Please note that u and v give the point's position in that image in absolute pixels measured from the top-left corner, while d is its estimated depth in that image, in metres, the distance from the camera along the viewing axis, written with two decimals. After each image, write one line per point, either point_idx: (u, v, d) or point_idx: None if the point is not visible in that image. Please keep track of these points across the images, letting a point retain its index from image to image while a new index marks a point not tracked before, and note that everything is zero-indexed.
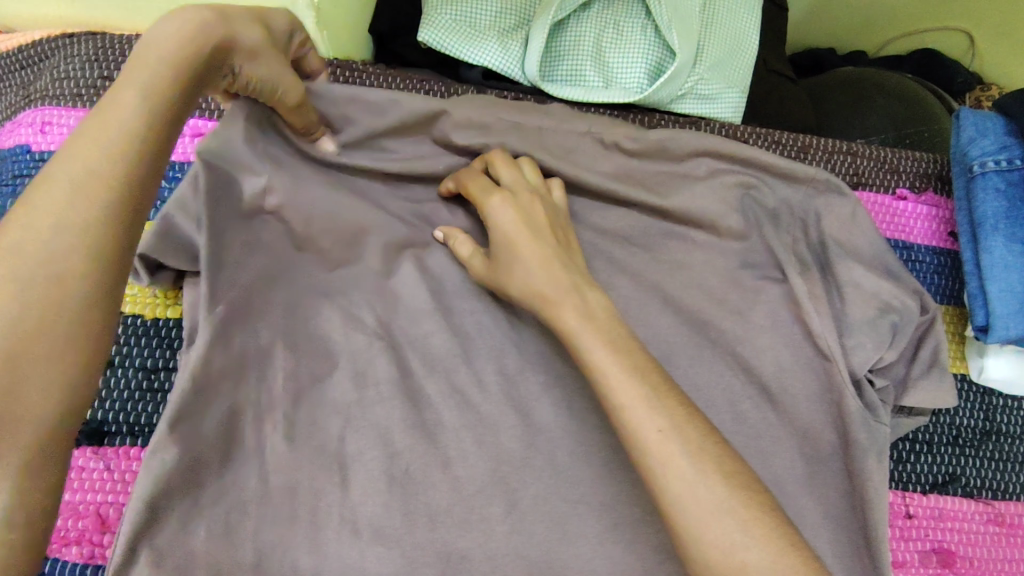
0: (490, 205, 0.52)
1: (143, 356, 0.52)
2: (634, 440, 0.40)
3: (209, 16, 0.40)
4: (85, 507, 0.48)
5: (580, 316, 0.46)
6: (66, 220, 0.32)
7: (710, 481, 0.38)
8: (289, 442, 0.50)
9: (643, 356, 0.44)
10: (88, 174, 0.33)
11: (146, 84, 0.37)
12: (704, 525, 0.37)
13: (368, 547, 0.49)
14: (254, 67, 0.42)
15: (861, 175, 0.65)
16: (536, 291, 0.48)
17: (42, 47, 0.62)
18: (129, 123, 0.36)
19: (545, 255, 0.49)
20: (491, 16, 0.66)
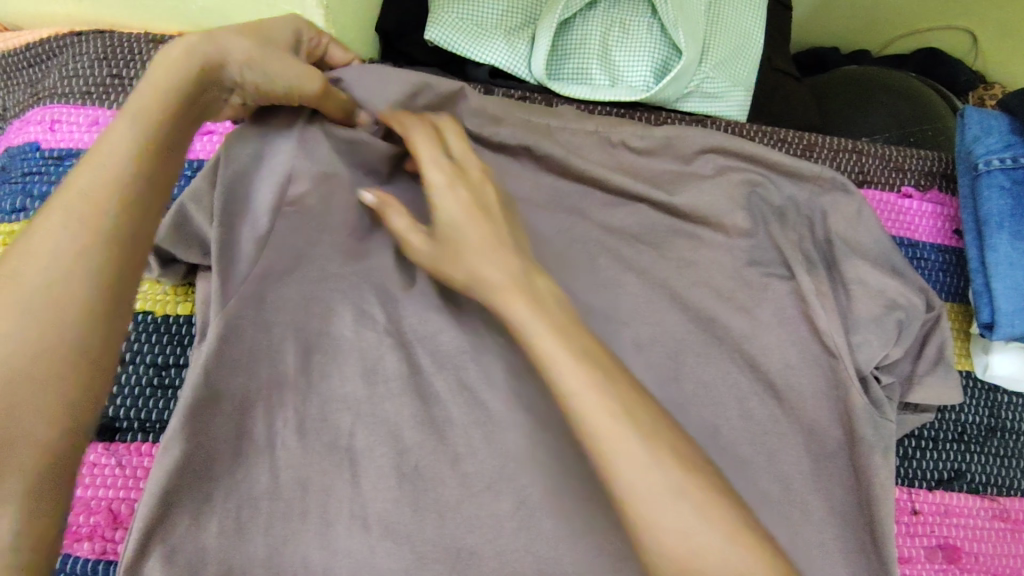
0: (438, 181, 0.50)
1: (154, 353, 0.52)
2: (588, 426, 0.41)
3: (193, 45, 0.44)
4: (97, 502, 0.49)
5: (533, 306, 0.46)
6: (66, 243, 0.36)
7: (665, 466, 0.39)
8: (300, 438, 0.50)
9: (591, 340, 0.46)
10: (86, 204, 0.38)
11: (136, 116, 0.41)
12: (656, 509, 0.38)
13: (378, 542, 0.49)
14: (249, 71, 0.45)
15: (867, 173, 0.66)
16: (487, 279, 0.48)
17: (49, 44, 0.62)
18: (122, 155, 0.40)
19: (494, 243, 0.49)
20: (498, 15, 0.67)
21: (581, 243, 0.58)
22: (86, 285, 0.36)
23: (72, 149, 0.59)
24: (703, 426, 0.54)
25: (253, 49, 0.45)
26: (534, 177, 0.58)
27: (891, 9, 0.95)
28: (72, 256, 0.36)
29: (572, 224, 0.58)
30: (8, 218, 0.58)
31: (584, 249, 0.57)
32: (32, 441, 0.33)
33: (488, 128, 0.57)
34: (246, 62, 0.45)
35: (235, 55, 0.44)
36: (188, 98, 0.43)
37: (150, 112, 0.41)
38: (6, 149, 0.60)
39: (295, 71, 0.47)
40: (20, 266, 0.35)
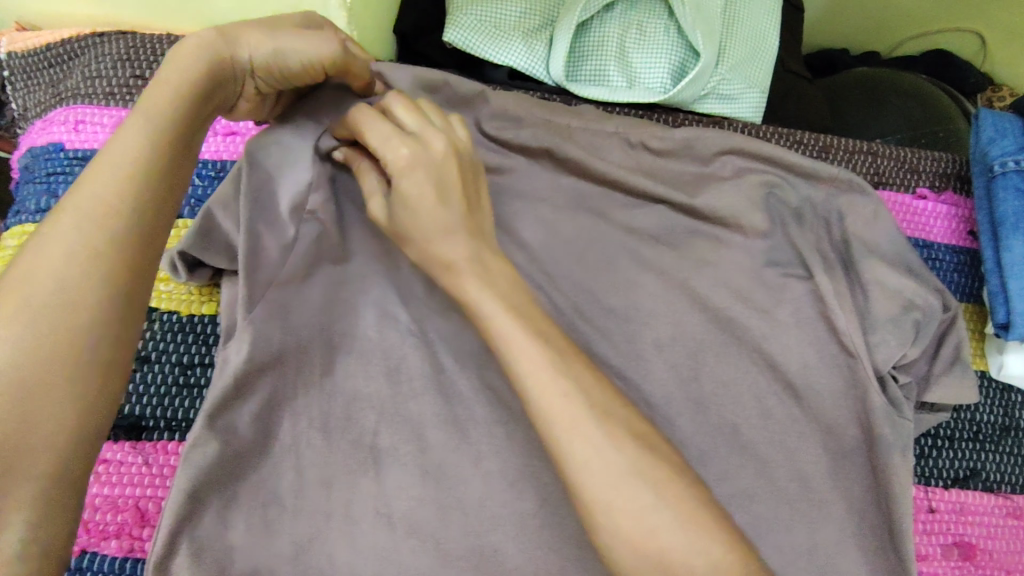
0: (396, 157, 0.46)
1: (179, 352, 0.52)
2: (541, 406, 0.40)
3: (206, 41, 0.42)
4: (125, 500, 0.49)
5: (481, 280, 0.46)
6: (75, 249, 0.34)
7: (622, 448, 0.39)
8: (325, 437, 0.50)
9: (548, 324, 0.45)
10: (96, 203, 0.35)
11: (149, 115, 0.39)
12: (608, 489, 0.38)
13: (403, 540, 0.49)
14: (260, 54, 0.43)
15: (882, 175, 0.66)
16: (441, 258, 0.47)
17: (69, 45, 0.62)
18: (135, 153, 0.37)
19: (453, 225, 0.47)
20: (516, 17, 0.67)
21: (600, 242, 0.58)
22: (97, 293, 0.34)
23: (96, 149, 0.60)
24: (723, 424, 0.55)
25: (268, 39, 0.43)
26: (554, 179, 0.59)
27: (902, 9, 0.96)
28: (83, 259, 0.34)
29: (592, 225, 0.59)
30: (32, 217, 0.59)
31: (604, 249, 0.58)
32: (43, 458, 0.30)
33: (508, 130, 0.58)
34: (260, 50, 0.43)
35: (248, 48, 0.43)
36: (203, 92, 0.41)
37: (164, 109, 0.39)
38: (29, 148, 0.61)
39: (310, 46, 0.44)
40: (24, 272, 0.33)
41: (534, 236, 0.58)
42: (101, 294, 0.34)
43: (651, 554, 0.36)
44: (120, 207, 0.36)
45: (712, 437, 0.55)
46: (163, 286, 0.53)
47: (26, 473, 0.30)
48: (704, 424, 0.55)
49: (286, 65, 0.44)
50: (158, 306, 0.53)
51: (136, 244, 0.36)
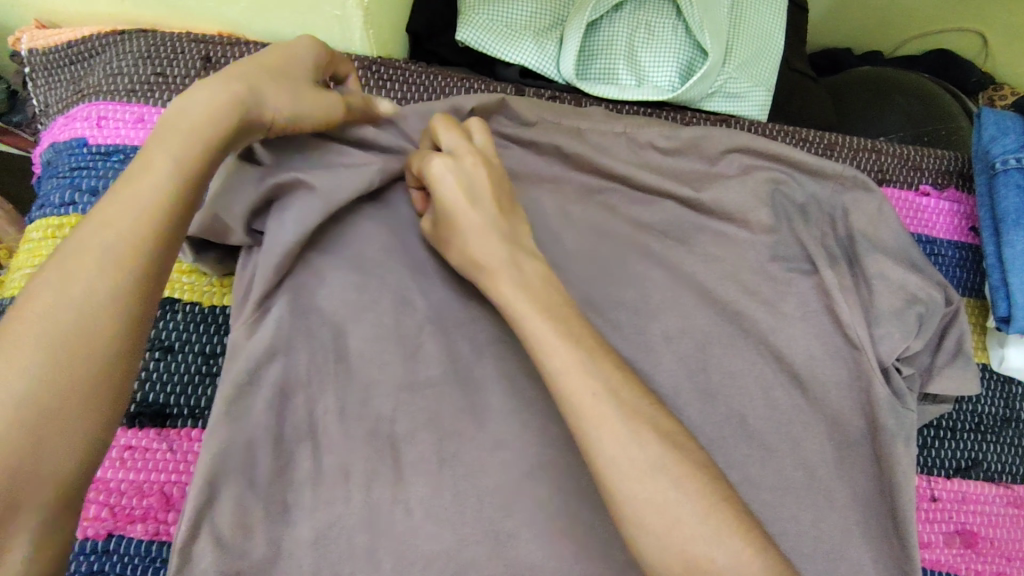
0: (431, 168, 0.50)
1: (202, 342, 0.54)
2: (573, 404, 0.42)
3: (236, 83, 0.44)
4: (151, 485, 0.50)
5: (517, 287, 0.47)
6: (94, 280, 0.36)
7: (644, 441, 0.40)
8: (344, 426, 0.52)
9: (579, 324, 0.46)
10: (122, 240, 0.37)
11: (174, 154, 0.41)
12: (634, 486, 0.39)
13: (420, 525, 0.51)
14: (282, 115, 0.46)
15: (886, 172, 0.67)
16: (476, 263, 0.49)
17: (90, 43, 0.63)
18: (158, 193, 0.39)
19: (484, 228, 0.49)
20: (527, 16, 0.68)
21: (611, 238, 0.60)
22: (113, 331, 0.36)
23: (119, 145, 0.61)
24: (730, 414, 0.56)
25: (289, 97, 0.46)
26: (565, 176, 0.61)
27: (902, 11, 0.97)
28: (104, 293, 0.36)
29: (603, 220, 0.60)
30: (56, 210, 0.60)
31: (615, 245, 0.59)
32: (51, 481, 0.33)
33: (523, 132, 0.61)
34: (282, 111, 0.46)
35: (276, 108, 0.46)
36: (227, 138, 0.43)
37: (187, 151, 0.41)
38: (52, 145, 0.62)
39: (321, 109, 0.49)
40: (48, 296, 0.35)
41: (547, 230, 0.59)
42: (119, 327, 0.36)
43: (671, 544, 0.38)
44: (140, 242, 0.38)
45: (721, 426, 0.56)
46: (185, 278, 0.55)
47: (37, 491, 0.32)
48: (712, 414, 0.56)
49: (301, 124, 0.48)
50: (179, 297, 0.54)
51: (149, 284, 0.38)
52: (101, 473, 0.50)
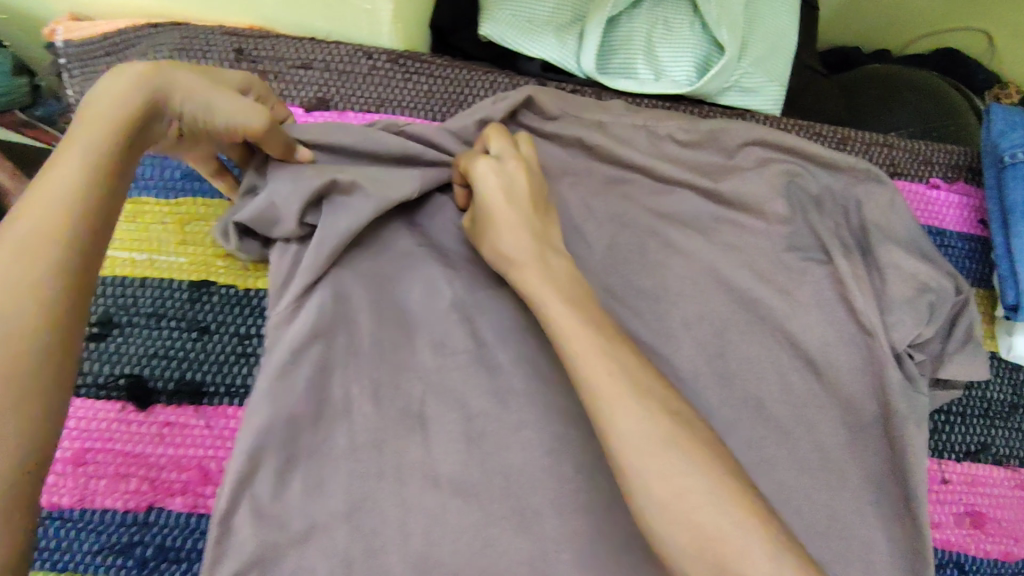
0: (476, 166, 0.52)
1: (238, 323, 0.55)
2: (588, 380, 0.44)
3: (138, 79, 0.45)
4: (189, 460, 0.52)
5: (545, 278, 0.49)
6: (16, 277, 0.35)
7: (656, 415, 0.42)
8: (376, 405, 0.54)
9: (599, 314, 0.48)
10: (39, 237, 0.37)
11: (81, 154, 0.41)
12: (643, 457, 0.40)
13: (449, 500, 0.53)
14: (189, 104, 0.46)
15: (898, 166, 0.69)
16: (505, 256, 0.51)
17: (125, 34, 0.65)
18: (68, 188, 0.39)
19: (517, 225, 0.51)
20: (549, 12, 0.70)
21: (632, 227, 0.61)
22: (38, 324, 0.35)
23: None
24: (748, 397, 0.58)
25: (197, 86, 0.46)
26: (587, 167, 0.63)
27: (910, 9, 0.99)
28: (28, 287, 0.35)
29: (624, 210, 0.62)
30: None
31: (636, 234, 0.61)
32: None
33: (546, 124, 0.63)
34: (190, 103, 0.46)
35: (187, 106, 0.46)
36: (133, 129, 0.43)
37: (95, 147, 0.41)
38: None
39: (233, 105, 0.46)
40: None
41: (570, 220, 0.61)
42: (42, 322, 0.35)
43: (679, 512, 0.38)
44: (59, 237, 0.38)
45: (738, 408, 0.58)
46: (221, 262, 0.56)
47: None
48: (730, 397, 0.58)
49: (211, 119, 0.46)
50: (215, 280, 0.56)
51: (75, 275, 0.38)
52: (142, 447, 0.52)
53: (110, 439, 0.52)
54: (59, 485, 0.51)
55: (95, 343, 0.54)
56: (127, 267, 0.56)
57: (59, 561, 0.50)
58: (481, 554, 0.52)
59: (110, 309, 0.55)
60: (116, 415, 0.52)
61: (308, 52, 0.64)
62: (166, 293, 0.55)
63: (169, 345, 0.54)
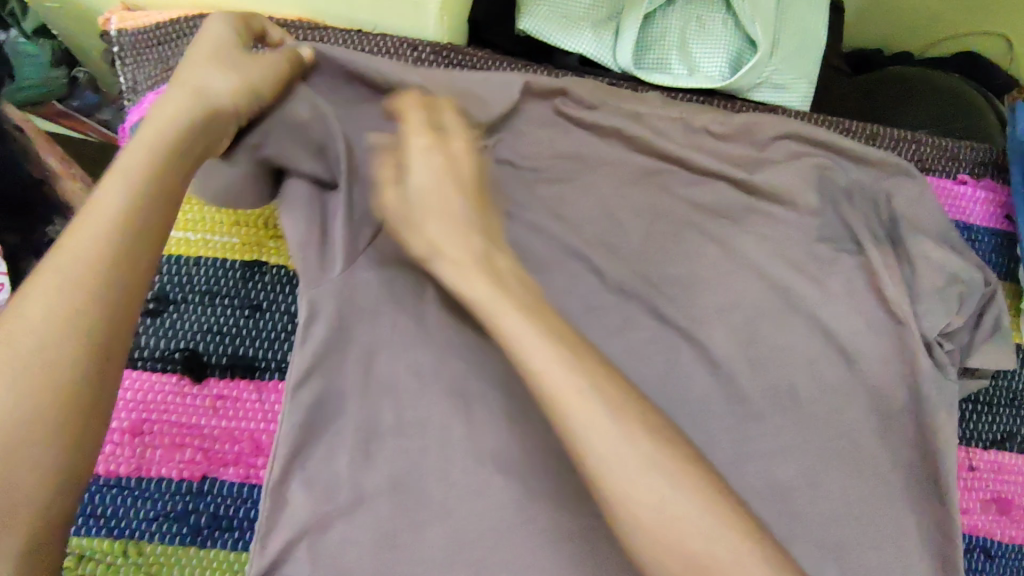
0: (413, 148, 0.52)
1: (288, 302, 0.57)
2: (557, 403, 0.42)
3: (180, 95, 0.48)
4: (243, 432, 0.54)
5: (487, 279, 0.48)
6: (63, 297, 0.37)
7: (635, 439, 0.41)
8: (420, 381, 0.54)
9: (552, 318, 0.47)
10: (87, 254, 0.39)
11: (131, 172, 0.43)
12: (625, 482, 0.40)
13: (491, 477, 0.52)
14: (229, 87, 0.50)
15: (926, 161, 0.71)
16: (440, 248, 0.50)
17: (179, 25, 0.67)
18: (119, 207, 0.41)
19: (450, 216, 0.50)
20: (585, 9, 0.72)
21: (669, 215, 0.63)
22: (82, 346, 0.37)
23: None
24: (781, 383, 0.59)
25: (225, 70, 0.50)
26: (626, 155, 0.64)
27: (931, 13, 1.01)
28: (73, 307, 0.37)
29: (660, 199, 0.63)
30: None
31: (672, 222, 0.63)
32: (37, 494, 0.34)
33: (585, 115, 0.65)
34: (229, 83, 0.50)
35: (217, 83, 0.49)
36: (188, 134, 0.46)
37: (143, 167, 0.43)
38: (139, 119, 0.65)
39: (263, 69, 0.51)
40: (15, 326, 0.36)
41: (608, 208, 0.63)
42: (86, 343, 0.37)
43: (668, 542, 0.39)
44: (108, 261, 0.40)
45: (772, 393, 0.59)
46: (271, 242, 0.58)
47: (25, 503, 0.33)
48: (764, 382, 0.59)
49: (256, 86, 0.51)
50: (266, 260, 0.58)
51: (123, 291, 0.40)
52: (198, 419, 0.54)
53: (166, 410, 0.53)
54: (115, 454, 0.52)
55: (151, 318, 0.56)
56: (181, 246, 0.57)
57: (114, 528, 0.51)
58: (521, 535, 0.51)
59: (164, 286, 0.56)
60: (172, 387, 0.54)
61: (354, 43, 0.67)
62: (219, 272, 0.57)
63: (222, 321, 0.56)
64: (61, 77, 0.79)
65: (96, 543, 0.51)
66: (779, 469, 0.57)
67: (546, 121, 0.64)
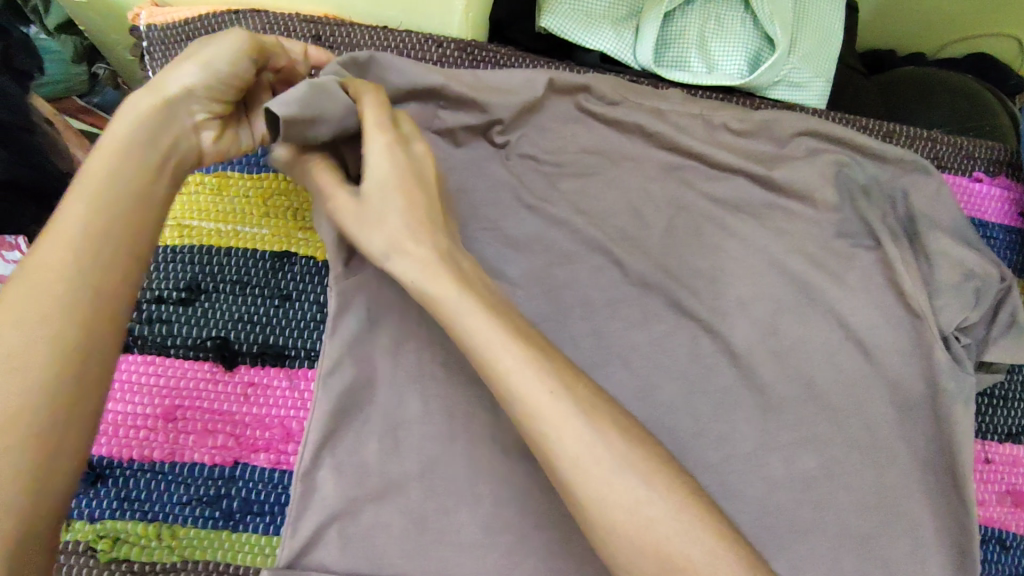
0: (374, 146, 0.48)
1: (317, 292, 0.58)
2: (528, 405, 0.42)
3: (140, 96, 0.47)
4: (273, 419, 0.55)
5: (459, 285, 0.45)
6: (27, 320, 0.38)
7: (608, 439, 0.41)
8: (447, 370, 0.55)
9: (516, 319, 0.46)
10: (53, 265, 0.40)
11: (88, 181, 0.43)
12: (598, 488, 0.40)
13: (517, 465, 0.53)
14: (191, 78, 0.48)
15: (941, 159, 0.72)
16: (406, 261, 0.46)
17: (208, 20, 0.68)
18: (77, 215, 0.42)
19: (418, 224, 0.47)
20: (606, 7, 0.73)
21: (690, 210, 0.64)
22: (49, 355, 0.38)
23: None
24: (800, 375, 0.60)
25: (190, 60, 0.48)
26: (647, 151, 0.66)
27: (945, 14, 1.01)
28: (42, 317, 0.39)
29: (681, 194, 0.64)
30: None
31: (692, 217, 0.64)
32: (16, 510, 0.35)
33: (607, 111, 0.66)
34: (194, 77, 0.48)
35: (179, 79, 0.48)
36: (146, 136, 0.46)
37: (99, 173, 0.44)
38: None
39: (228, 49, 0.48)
40: None
41: (630, 202, 0.64)
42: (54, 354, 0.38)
43: (643, 542, 0.39)
44: (66, 279, 0.40)
45: (791, 385, 0.60)
46: (301, 234, 0.59)
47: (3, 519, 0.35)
48: (784, 374, 0.60)
49: (221, 74, 0.49)
50: (296, 251, 0.59)
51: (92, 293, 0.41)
52: (229, 406, 0.55)
53: (198, 397, 0.55)
54: (150, 439, 0.54)
55: (183, 307, 0.57)
56: (213, 237, 0.59)
57: (147, 512, 0.52)
58: (547, 521, 0.52)
59: (197, 276, 0.58)
60: (204, 374, 0.55)
61: (381, 39, 0.67)
62: (249, 262, 0.58)
63: (253, 311, 0.57)
64: (82, 74, 0.87)
65: (131, 527, 0.52)
66: (799, 459, 0.58)
67: (568, 118, 0.66)
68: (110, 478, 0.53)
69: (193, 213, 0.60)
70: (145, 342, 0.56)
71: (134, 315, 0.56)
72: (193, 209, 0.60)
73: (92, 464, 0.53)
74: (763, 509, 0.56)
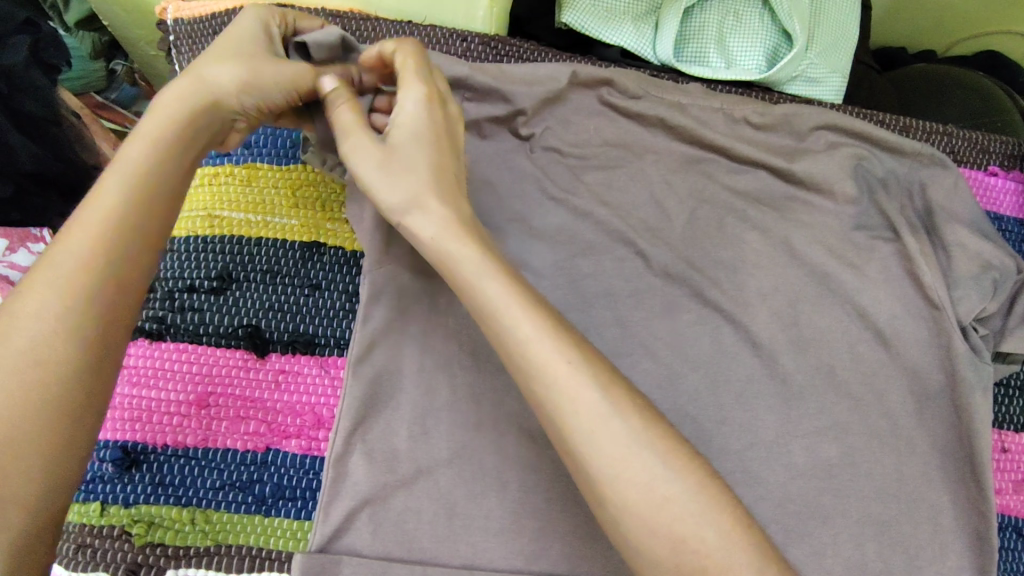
0: (416, 96, 0.49)
1: (345, 282, 0.59)
2: (547, 378, 0.41)
3: (184, 85, 0.47)
4: (304, 406, 0.56)
5: (480, 243, 0.45)
6: (53, 296, 0.39)
7: (625, 415, 0.40)
8: (475, 360, 0.56)
9: (528, 286, 0.45)
10: (81, 244, 0.41)
11: (124, 165, 0.44)
12: (614, 465, 0.39)
13: (545, 451, 0.54)
14: (240, 94, 0.48)
15: (958, 153, 0.73)
16: (440, 211, 0.46)
17: (234, 14, 0.69)
18: (109, 197, 0.43)
19: (452, 179, 0.48)
20: (626, 3, 0.74)
21: (711, 202, 0.65)
22: (71, 339, 0.39)
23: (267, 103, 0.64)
24: (821, 365, 0.61)
25: (240, 72, 0.48)
26: (668, 145, 0.67)
27: (957, 12, 1.02)
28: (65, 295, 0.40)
29: (703, 186, 0.65)
30: (212, 161, 0.62)
31: (713, 209, 0.65)
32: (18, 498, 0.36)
33: (628, 104, 0.66)
34: (238, 90, 0.48)
35: (219, 80, 0.48)
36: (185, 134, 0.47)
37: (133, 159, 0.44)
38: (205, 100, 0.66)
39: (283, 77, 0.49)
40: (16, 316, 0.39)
41: (652, 195, 0.65)
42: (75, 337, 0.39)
43: (659, 522, 0.38)
44: (95, 266, 0.41)
45: (812, 375, 0.61)
46: (329, 225, 0.60)
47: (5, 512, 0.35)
48: (805, 363, 0.61)
49: (268, 98, 0.49)
50: (325, 242, 0.60)
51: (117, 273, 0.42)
52: (261, 393, 0.56)
53: (230, 384, 0.56)
54: (183, 426, 0.54)
55: (215, 296, 0.58)
56: (243, 227, 0.60)
57: (181, 496, 0.53)
58: (575, 507, 0.53)
59: (227, 265, 0.59)
60: (236, 362, 0.56)
61: (405, 34, 0.68)
62: (279, 252, 0.59)
63: (283, 299, 0.58)
64: (100, 70, 0.87)
65: (165, 511, 0.53)
66: (820, 447, 0.59)
67: (590, 112, 0.67)
68: (145, 463, 0.54)
69: (223, 204, 0.60)
70: (178, 329, 0.57)
71: (167, 303, 0.58)
72: (225, 199, 0.61)
73: (127, 449, 0.54)
74: (786, 497, 0.57)
